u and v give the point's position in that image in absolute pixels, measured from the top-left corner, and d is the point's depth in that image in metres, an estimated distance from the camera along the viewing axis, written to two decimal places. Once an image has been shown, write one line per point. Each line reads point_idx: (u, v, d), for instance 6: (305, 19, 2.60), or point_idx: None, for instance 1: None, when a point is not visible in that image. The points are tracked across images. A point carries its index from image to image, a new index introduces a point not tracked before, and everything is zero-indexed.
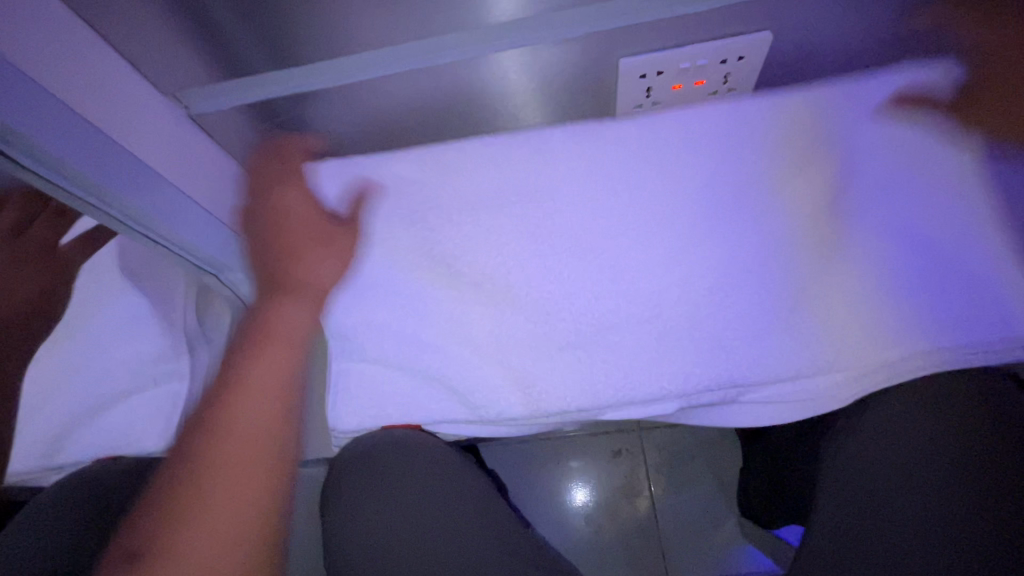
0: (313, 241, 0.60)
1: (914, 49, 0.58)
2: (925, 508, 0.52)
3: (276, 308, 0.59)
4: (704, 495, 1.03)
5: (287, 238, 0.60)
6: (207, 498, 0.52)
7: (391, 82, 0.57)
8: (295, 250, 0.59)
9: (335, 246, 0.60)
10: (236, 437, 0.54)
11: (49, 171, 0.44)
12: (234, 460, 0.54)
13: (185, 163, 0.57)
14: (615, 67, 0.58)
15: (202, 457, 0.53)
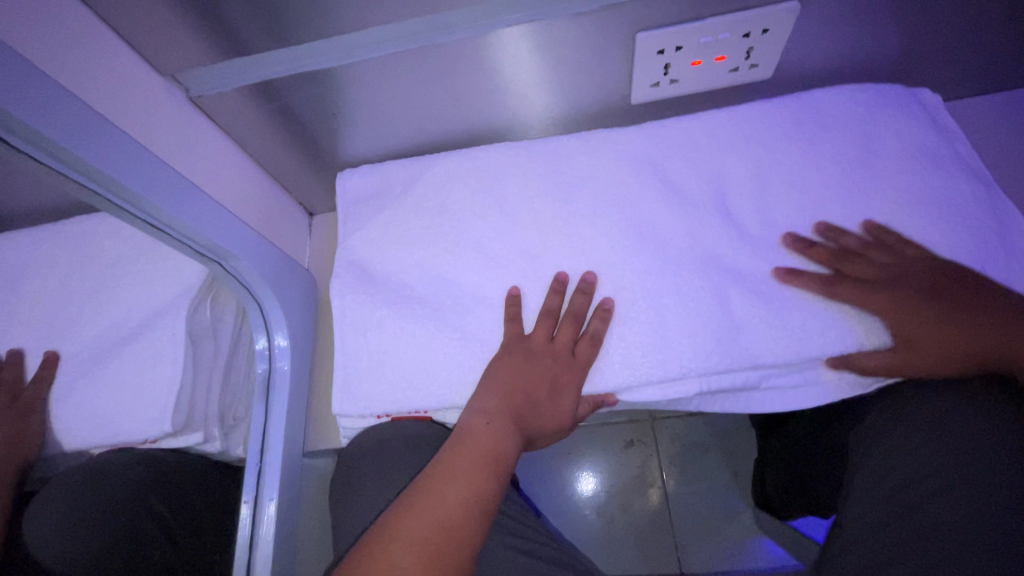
0: (540, 392, 0.53)
1: (951, 19, 0.55)
2: (974, 499, 0.48)
3: (499, 432, 0.50)
4: (718, 488, 1.01)
5: (520, 383, 0.53)
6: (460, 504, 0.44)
7: (398, 63, 0.55)
8: (528, 397, 0.52)
9: (562, 408, 0.53)
10: (450, 518, 0.43)
11: (72, 168, 0.41)
12: (474, 476, 0.46)
13: (187, 148, 0.55)
14: (631, 43, 0.55)
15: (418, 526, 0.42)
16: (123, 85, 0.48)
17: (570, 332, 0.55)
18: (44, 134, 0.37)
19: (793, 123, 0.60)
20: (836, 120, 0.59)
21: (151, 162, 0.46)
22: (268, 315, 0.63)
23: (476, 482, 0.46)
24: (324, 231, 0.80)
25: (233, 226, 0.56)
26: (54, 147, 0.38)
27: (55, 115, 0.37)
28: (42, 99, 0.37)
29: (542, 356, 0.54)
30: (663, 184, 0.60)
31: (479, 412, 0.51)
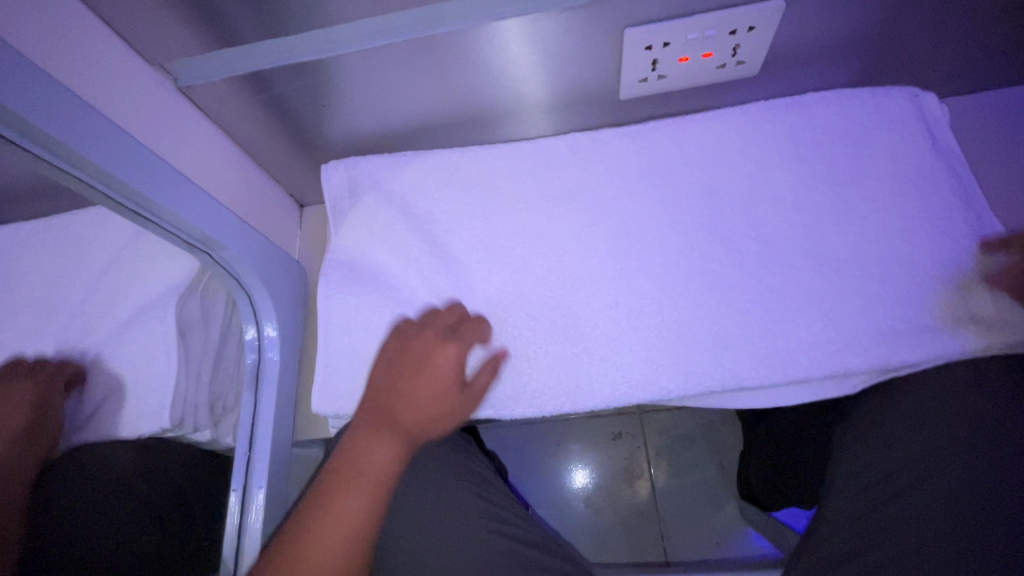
0: (422, 387, 0.54)
1: (933, 20, 0.56)
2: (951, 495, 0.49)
3: (378, 446, 0.52)
4: (704, 479, 1.03)
5: (404, 386, 0.55)
6: (331, 504, 0.49)
7: (387, 55, 0.55)
8: (403, 390, 0.55)
9: (443, 393, 0.55)
10: (327, 547, 0.47)
11: (76, 169, 0.42)
12: (351, 474, 0.51)
13: (176, 139, 0.55)
14: (619, 39, 0.56)
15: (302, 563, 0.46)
16: (116, 78, 0.49)
17: (448, 317, 0.58)
18: (53, 137, 0.38)
19: (779, 121, 0.61)
20: (819, 118, 0.60)
21: (140, 152, 0.46)
22: (258, 306, 0.63)
23: (353, 505, 0.49)
24: (315, 223, 0.80)
25: (223, 217, 0.56)
26: (62, 150, 0.40)
27: (61, 116, 0.39)
28: (39, 94, 0.37)
29: (420, 339, 0.56)
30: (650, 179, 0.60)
31: (363, 429, 0.53)
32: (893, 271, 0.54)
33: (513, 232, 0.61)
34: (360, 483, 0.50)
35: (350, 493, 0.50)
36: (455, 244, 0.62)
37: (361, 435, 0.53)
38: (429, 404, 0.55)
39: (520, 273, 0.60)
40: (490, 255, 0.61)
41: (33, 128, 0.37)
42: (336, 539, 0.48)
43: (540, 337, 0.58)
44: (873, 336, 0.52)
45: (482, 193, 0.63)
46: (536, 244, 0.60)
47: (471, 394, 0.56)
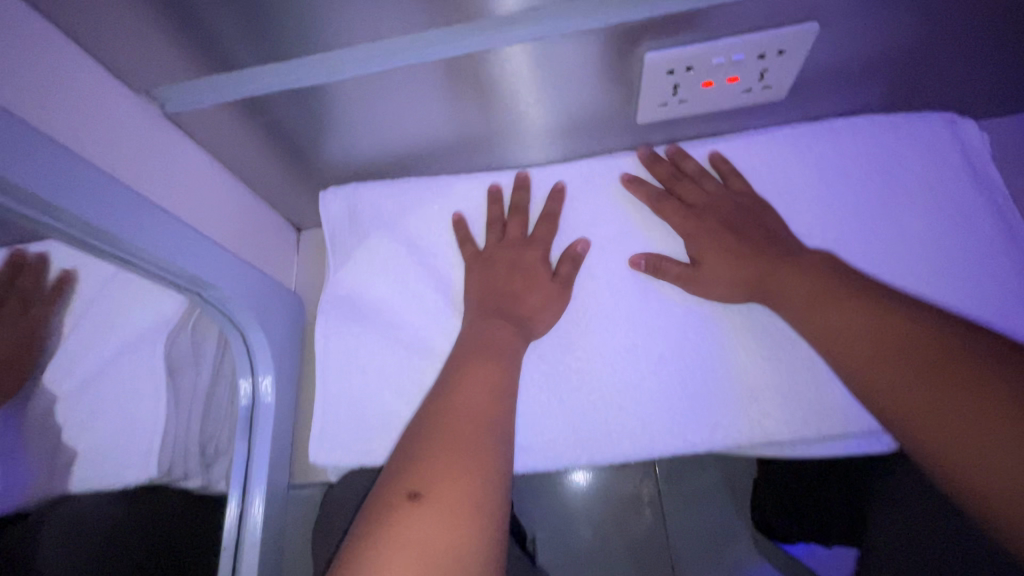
0: (517, 284, 0.55)
1: (974, 51, 0.53)
2: None
3: (509, 345, 0.51)
4: (716, 510, 0.99)
5: (497, 292, 0.55)
6: (449, 408, 0.45)
7: (391, 82, 0.51)
8: (513, 293, 0.54)
9: (550, 287, 0.55)
10: (467, 413, 0.45)
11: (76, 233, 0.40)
12: (473, 361, 0.49)
13: (165, 172, 0.52)
14: (639, 64, 0.52)
15: (435, 471, 0.40)
16: (103, 114, 0.46)
17: (517, 226, 0.59)
18: (50, 203, 0.36)
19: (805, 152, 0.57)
20: (844, 150, 0.58)
21: (122, 194, 0.42)
22: (253, 345, 0.60)
23: (472, 401, 0.46)
24: (312, 250, 0.77)
25: (214, 255, 0.52)
26: (59, 214, 0.37)
27: (51, 173, 0.36)
28: (15, 145, 0.34)
29: (510, 244, 0.57)
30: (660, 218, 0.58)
31: (451, 373, 0.49)
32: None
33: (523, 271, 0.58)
34: (463, 421, 0.44)
35: (470, 407, 0.45)
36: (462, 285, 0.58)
37: (463, 373, 0.48)
38: (536, 295, 0.54)
39: None
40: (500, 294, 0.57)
41: (25, 192, 0.35)
42: (469, 455, 0.41)
43: (549, 385, 0.55)
44: None
45: (491, 229, 0.60)
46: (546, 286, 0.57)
47: (562, 284, 0.56)
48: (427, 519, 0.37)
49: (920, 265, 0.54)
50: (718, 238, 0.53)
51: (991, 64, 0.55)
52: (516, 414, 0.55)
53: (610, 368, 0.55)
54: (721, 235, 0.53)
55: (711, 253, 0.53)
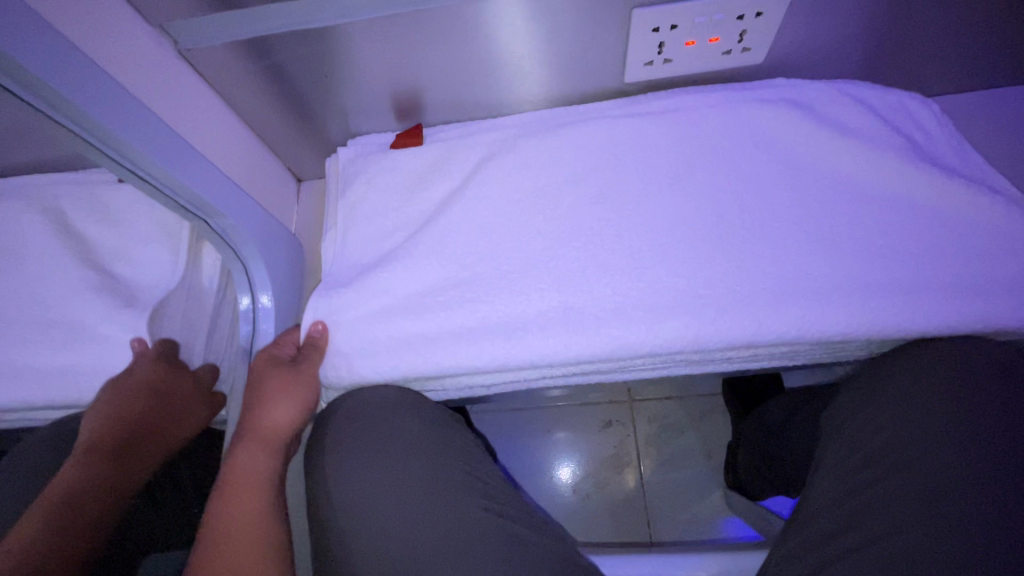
0: (262, 393, 0.58)
1: (935, 12, 0.57)
2: (936, 477, 0.49)
3: None
4: (692, 469, 1.04)
5: None
6: None
7: (393, 27, 0.55)
8: None
9: (302, 391, 0.59)
10: (246, 478, 0.53)
11: (99, 141, 0.43)
12: None
13: (180, 104, 0.55)
14: (627, 18, 0.56)
15: (247, 450, 0.55)
16: (125, 40, 0.48)
17: None
18: (78, 108, 0.40)
19: (782, 112, 0.61)
20: (811, 106, 0.62)
21: (136, 110, 0.46)
22: (253, 275, 0.64)
23: (253, 467, 0.54)
24: (313, 199, 0.80)
25: (226, 187, 0.57)
26: (85, 120, 0.41)
27: (71, 78, 0.39)
28: (44, 45, 0.37)
29: None
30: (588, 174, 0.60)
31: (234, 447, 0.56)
32: (888, 252, 0.55)
33: (510, 238, 0.59)
34: (243, 488, 0.53)
35: None
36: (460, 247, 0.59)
37: (234, 453, 0.55)
38: (292, 394, 0.58)
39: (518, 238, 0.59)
40: (484, 248, 0.59)
41: (48, 90, 0.38)
42: (247, 462, 0.54)
43: (535, 319, 0.55)
44: (892, 308, 0.52)
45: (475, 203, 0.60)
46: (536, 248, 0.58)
47: None
48: (240, 525, 0.49)
49: (888, 211, 0.57)
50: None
51: (944, 28, 0.60)
52: (496, 338, 0.54)
53: (597, 309, 0.54)
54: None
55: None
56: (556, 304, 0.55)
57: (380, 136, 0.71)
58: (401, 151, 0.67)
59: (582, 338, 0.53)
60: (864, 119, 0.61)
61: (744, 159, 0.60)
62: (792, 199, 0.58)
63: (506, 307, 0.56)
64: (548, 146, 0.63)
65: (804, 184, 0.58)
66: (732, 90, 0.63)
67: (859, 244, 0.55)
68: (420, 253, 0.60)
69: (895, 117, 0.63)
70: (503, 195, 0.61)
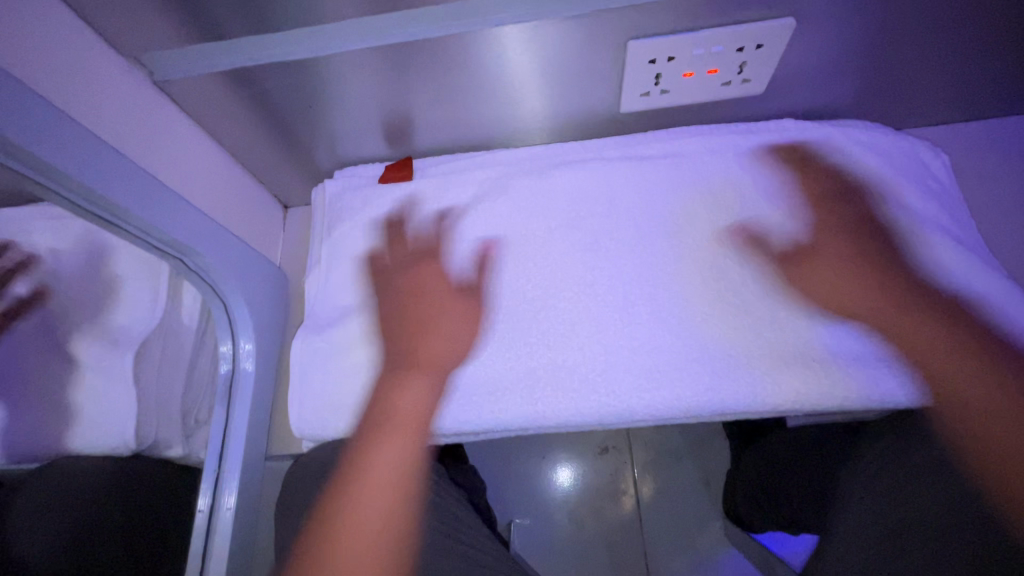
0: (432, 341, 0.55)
1: (940, 45, 0.55)
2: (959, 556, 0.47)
3: None
4: (691, 499, 1.01)
5: None
6: None
7: (379, 59, 0.53)
8: None
9: (465, 306, 0.57)
10: (386, 472, 0.49)
11: (62, 188, 0.41)
12: None
13: (155, 138, 0.53)
14: (622, 50, 0.53)
15: (416, 374, 0.53)
16: (93, 75, 0.46)
17: None
18: (37, 155, 0.37)
19: (784, 158, 0.61)
20: (820, 152, 0.61)
21: (105, 152, 0.43)
22: (234, 315, 0.61)
23: (419, 403, 0.52)
24: (300, 227, 0.78)
25: (203, 225, 0.54)
26: (47, 169, 0.39)
27: (29, 123, 0.37)
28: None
29: None
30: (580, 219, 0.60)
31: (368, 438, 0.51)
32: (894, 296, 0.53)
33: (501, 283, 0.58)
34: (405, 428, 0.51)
35: None
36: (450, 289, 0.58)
37: (405, 382, 0.53)
38: (451, 326, 0.56)
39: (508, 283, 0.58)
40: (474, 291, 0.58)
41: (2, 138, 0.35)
42: (390, 457, 0.49)
43: (529, 376, 0.54)
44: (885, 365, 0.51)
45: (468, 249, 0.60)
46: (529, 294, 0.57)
47: None
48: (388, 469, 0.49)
49: (896, 262, 0.55)
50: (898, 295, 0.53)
51: (950, 59, 0.58)
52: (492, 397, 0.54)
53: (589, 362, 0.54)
54: (884, 288, 0.54)
55: (826, 233, 0.57)
56: (546, 358, 0.55)
57: (368, 165, 0.69)
58: (389, 184, 0.66)
59: (571, 402, 0.53)
60: (863, 166, 0.60)
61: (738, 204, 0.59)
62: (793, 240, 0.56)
63: (499, 364, 0.55)
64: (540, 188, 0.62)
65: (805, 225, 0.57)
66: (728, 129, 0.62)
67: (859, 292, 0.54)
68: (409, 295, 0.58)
69: (909, 168, 0.62)
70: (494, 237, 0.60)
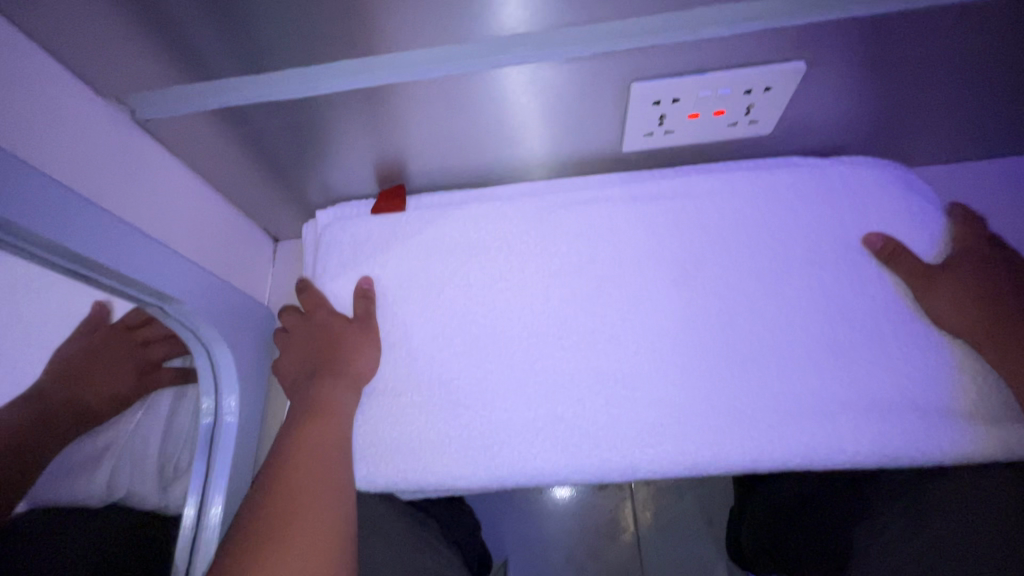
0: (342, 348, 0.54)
1: (951, 90, 0.54)
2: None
3: None
4: (691, 538, 0.98)
5: None
6: None
7: (373, 100, 0.51)
8: None
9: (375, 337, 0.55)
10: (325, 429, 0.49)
11: (37, 247, 0.39)
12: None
13: (134, 180, 0.50)
14: (626, 91, 0.51)
15: (311, 423, 0.49)
16: (64, 119, 0.44)
17: None
18: (13, 221, 0.35)
19: (801, 199, 0.58)
20: (843, 193, 0.58)
21: (82, 204, 0.41)
22: (217, 360, 0.58)
23: (344, 404, 0.51)
24: (289, 261, 0.75)
25: (185, 271, 0.52)
26: (20, 231, 0.36)
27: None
28: None
29: None
30: (580, 261, 0.57)
31: (295, 418, 0.49)
32: (904, 350, 0.51)
33: (499, 328, 0.55)
34: (327, 413, 0.50)
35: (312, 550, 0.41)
36: (444, 336, 0.55)
37: (326, 385, 0.51)
38: (357, 347, 0.54)
39: (505, 328, 0.55)
40: (468, 337, 0.55)
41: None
42: (322, 432, 0.48)
43: (527, 431, 0.51)
44: (905, 420, 0.49)
45: (471, 292, 0.57)
46: (527, 340, 0.54)
47: None
48: (316, 453, 0.46)
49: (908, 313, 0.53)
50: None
51: (963, 102, 0.56)
52: (489, 453, 0.51)
53: (590, 417, 0.51)
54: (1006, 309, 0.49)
55: (960, 266, 0.52)
56: (546, 410, 0.52)
57: (359, 201, 0.66)
58: (381, 215, 0.63)
59: (573, 460, 0.50)
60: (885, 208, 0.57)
61: (748, 248, 0.56)
62: (800, 288, 0.54)
63: (495, 417, 0.52)
64: (540, 227, 0.59)
65: (812, 273, 0.55)
66: (734, 170, 0.60)
67: (870, 343, 0.52)
68: (401, 342, 0.56)
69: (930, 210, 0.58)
70: (490, 278, 0.57)
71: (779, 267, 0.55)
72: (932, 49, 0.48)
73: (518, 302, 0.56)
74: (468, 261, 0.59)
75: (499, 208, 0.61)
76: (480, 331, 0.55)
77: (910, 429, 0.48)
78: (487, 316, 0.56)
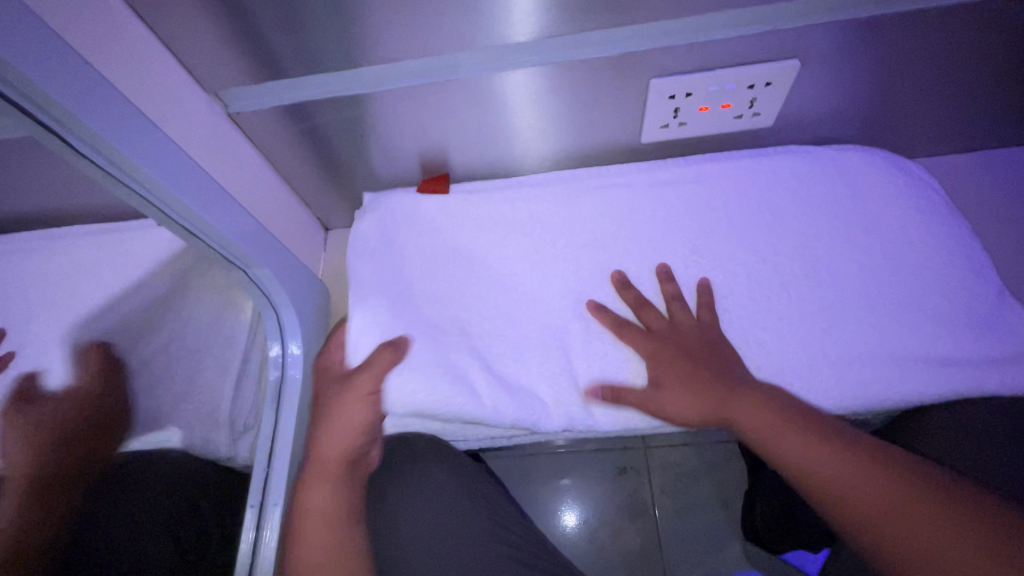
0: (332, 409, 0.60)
1: (931, 84, 0.62)
2: None
3: None
4: (708, 520, 1.02)
5: None
6: None
7: (426, 96, 0.59)
8: None
9: (358, 408, 0.58)
10: (318, 500, 0.57)
11: (164, 205, 0.48)
12: None
13: (224, 162, 0.59)
14: (645, 88, 0.60)
15: (312, 479, 0.58)
16: (179, 107, 0.53)
17: None
18: (151, 178, 0.44)
19: (800, 181, 0.66)
20: (839, 176, 0.65)
21: (194, 172, 0.50)
22: (284, 322, 0.66)
23: (324, 499, 0.57)
24: (339, 246, 0.84)
25: (264, 240, 0.60)
26: (154, 188, 0.46)
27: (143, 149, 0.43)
28: (118, 120, 0.41)
29: None
30: (605, 235, 0.64)
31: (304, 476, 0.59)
32: (896, 308, 0.58)
33: (534, 293, 0.62)
34: (322, 470, 0.58)
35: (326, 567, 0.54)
36: (485, 300, 0.63)
37: (308, 485, 0.58)
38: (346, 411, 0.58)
39: (540, 293, 0.62)
40: (507, 301, 0.62)
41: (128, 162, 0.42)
42: (321, 488, 0.57)
43: (561, 380, 0.58)
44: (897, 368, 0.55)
45: (509, 262, 0.65)
46: (560, 302, 0.62)
47: None
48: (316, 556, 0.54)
49: (898, 275, 0.59)
50: (726, 394, 0.54)
51: (943, 96, 0.64)
52: (527, 398, 0.58)
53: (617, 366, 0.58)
54: (701, 393, 0.55)
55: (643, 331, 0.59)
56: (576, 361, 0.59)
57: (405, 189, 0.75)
58: (427, 196, 0.70)
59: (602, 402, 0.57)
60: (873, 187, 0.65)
61: (753, 223, 0.64)
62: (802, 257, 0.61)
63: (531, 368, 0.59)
64: (568, 207, 0.67)
65: (812, 243, 0.62)
66: (741, 157, 0.68)
67: (865, 302, 0.58)
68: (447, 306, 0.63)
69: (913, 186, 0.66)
70: (525, 251, 0.65)
71: (782, 238, 0.62)
72: (908, 47, 0.56)
73: (551, 271, 0.63)
74: (505, 236, 0.66)
75: (531, 191, 0.69)
76: (517, 295, 0.63)
77: (900, 375, 0.55)
78: (523, 283, 0.63)
